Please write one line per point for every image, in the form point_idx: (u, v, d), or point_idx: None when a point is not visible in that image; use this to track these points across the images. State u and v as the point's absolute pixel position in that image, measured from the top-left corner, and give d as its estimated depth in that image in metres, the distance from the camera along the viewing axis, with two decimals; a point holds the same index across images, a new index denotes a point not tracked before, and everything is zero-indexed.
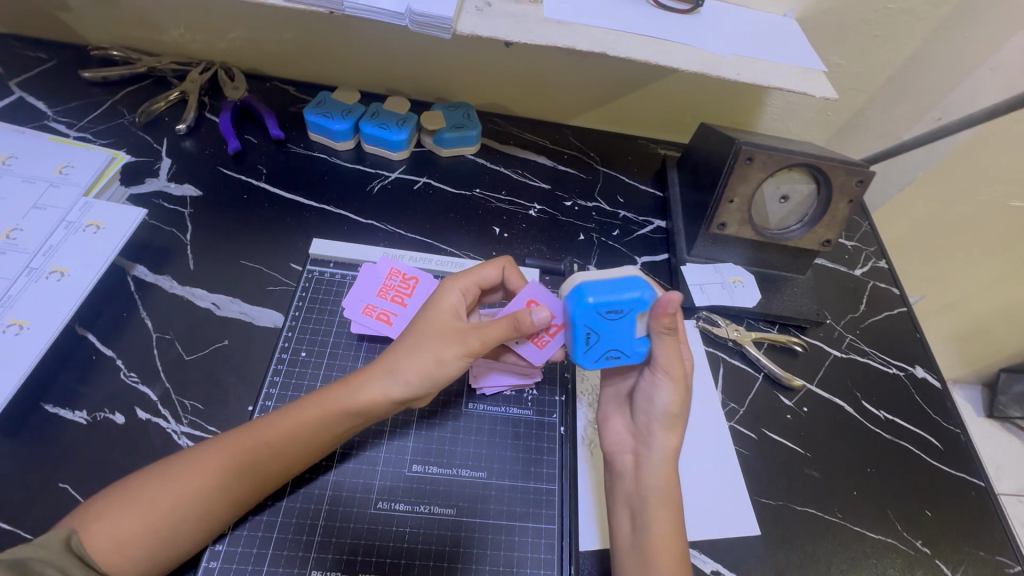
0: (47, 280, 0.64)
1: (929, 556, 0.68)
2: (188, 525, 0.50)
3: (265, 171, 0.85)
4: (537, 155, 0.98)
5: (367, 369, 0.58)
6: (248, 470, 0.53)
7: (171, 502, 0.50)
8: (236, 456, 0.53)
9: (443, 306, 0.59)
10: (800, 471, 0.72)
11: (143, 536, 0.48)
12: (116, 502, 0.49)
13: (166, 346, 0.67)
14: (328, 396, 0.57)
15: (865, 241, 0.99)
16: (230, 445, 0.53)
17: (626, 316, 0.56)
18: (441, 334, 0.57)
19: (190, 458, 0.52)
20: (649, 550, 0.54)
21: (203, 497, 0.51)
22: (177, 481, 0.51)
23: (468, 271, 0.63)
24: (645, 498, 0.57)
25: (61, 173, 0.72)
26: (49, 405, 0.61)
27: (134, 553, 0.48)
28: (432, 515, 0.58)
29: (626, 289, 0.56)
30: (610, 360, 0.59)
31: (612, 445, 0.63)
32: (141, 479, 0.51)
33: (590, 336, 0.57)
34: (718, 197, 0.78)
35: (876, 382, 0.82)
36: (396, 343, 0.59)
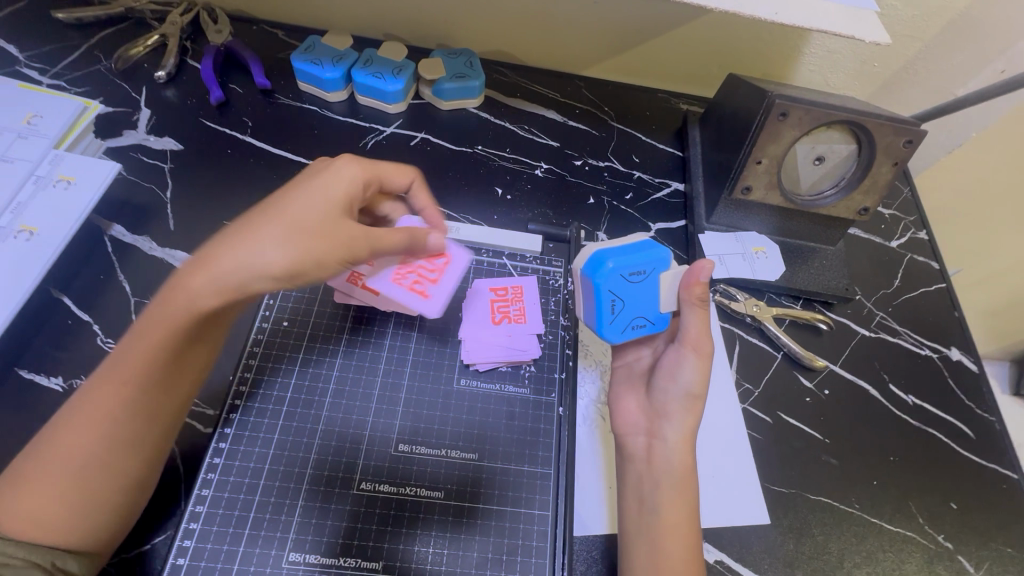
0: (15, 239, 0.60)
1: (952, 551, 0.64)
2: (93, 483, 0.47)
3: (251, 124, 0.79)
4: (546, 109, 0.89)
5: (223, 243, 0.48)
6: (123, 392, 0.47)
7: (66, 467, 0.46)
8: (107, 395, 0.47)
9: (331, 198, 0.52)
10: (816, 458, 0.67)
11: (54, 504, 0.45)
12: (13, 481, 0.46)
13: (145, 311, 0.64)
14: (192, 280, 0.48)
15: (904, 209, 0.90)
16: (98, 391, 0.48)
17: (648, 279, 0.57)
18: (321, 228, 0.50)
19: (69, 416, 0.47)
20: (658, 535, 0.52)
21: (96, 448, 0.47)
22: (61, 445, 0.46)
23: (372, 164, 0.58)
24: (656, 483, 0.55)
25: (29, 124, 0.67)
26: (25, 370, 0.59)
27: (54, 524, 0.45)
28: (413, 497, 0.55)
29: (644, 251, 0.57)
30: (636, 329, 0.59)
31: (624, 425, 0.60)
32: (30, 457, 0.47)
33: (614, 303, 0.57)
34: (744, 158, 0.70)
35: (906, 364, 0.76)
36: (268, 212, 0.50)
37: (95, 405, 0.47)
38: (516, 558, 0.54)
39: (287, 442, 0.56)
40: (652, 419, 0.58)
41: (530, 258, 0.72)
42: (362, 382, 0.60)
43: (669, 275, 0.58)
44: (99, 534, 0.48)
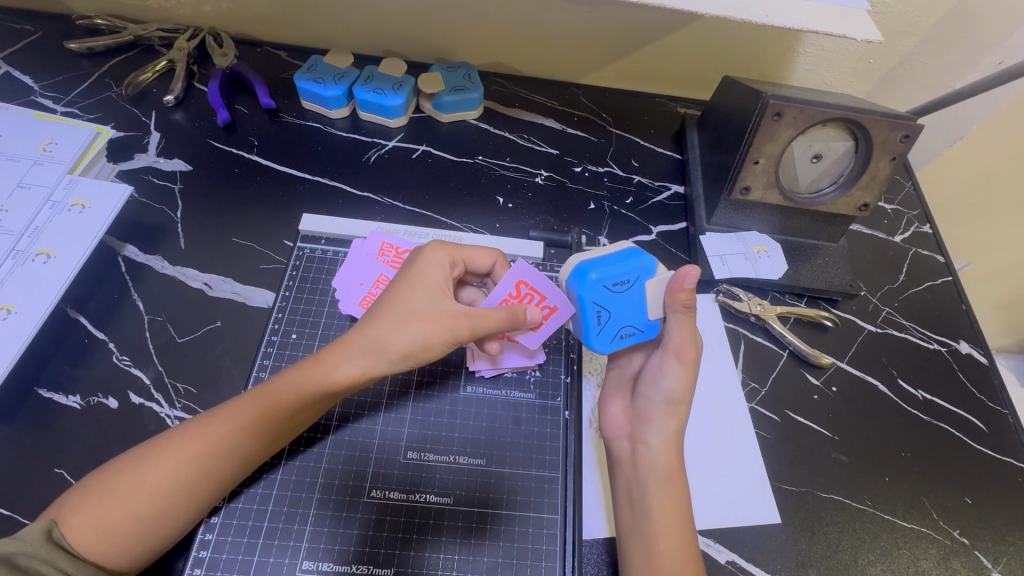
0: (34, 263, 0.62)
1: (968, 546, 0.63)
2: (176, 510, 0.49)
3: (257, 143, 0.81)
4: (545, 118, 0.91)
5: (347, 336, 0.55)
6: (242, 435, 0.51)
7: (154, 489, 0.49)
8: (222, 433, 0.51)
9: (433, 284, 0.55)
10: (825, 455, 0.67)
11: (126, 521, 0.47)
12: (91, 491, 0.48)
13: (158, 328, 0.65)
14: (315, 366, 0.53)
15: (907, 204, 0.90)
16: (206, 429, 0.51)
17: (632, 288, 0.57)
18: (428, 313, 0.53)
19: (173, 442, 0.51)
20: (650, 541, 0.51)
21: (191, 479, 0.50)
22: (155, 469, 0.49)
23: (456, 247, 0.60)
24: (643, 487, 0.55)
25: (44, 150, 0.70)
26: (44, 390, 0.61)
27: (119, 542, 0.47)
28: (421, 504, 0.56)
29: (627, 260, 0.56)
30: (624, 338, 0.59)
31: (610, 429, 0.60)
32: (114, 470, 0.50)
33: (600, 314, 0.57)
34: (741, 158, 0.70)
35: (915, 358, 0.75)
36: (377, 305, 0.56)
37: (202, 437, 0.51)
38: (526, 562, 0.54)
39: (298, 452, 0.57)
40: (636, 423, 0.58)
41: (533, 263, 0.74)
42: (369, 390, 0.61)
43: (655, 282, 0.57)
44: (152, 553, 0.50)
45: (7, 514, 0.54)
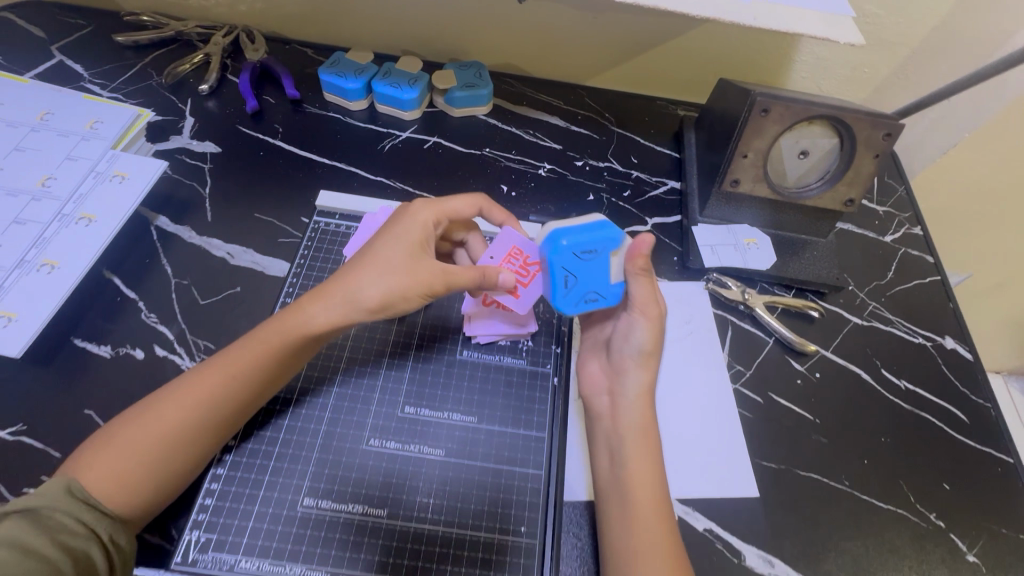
0: (77, 225, 0.68)
1: (944, 529, 0.65)
2: (184, 458, 0.52)
3: (281, 130, 0.88)
4: (551, 116, 0.96)
5: (336, 280, 0.58)
6: (239, 382, 0.54)
7: (158, 439, 0.51)
8: (220, 383, 0.54)
9: (412, 239, 0.59)
10: (806, 436, 0.69)
11: (137, 472, 0.49)
12: (98, 447, 0.50)
13: (184, 290, 0.71)
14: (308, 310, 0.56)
15: (899, 206, 0.93)
16: (201, 380, 0.54)
17: (599, 257, 0.60)
18: (406, 268, 0.57)
19: (174, 393, 0.53)
20: (629, 489, 0.54)
21: (195, 428, 0.52)
22: (156, 420, 0.52)
23: (439, 201, 0.63)
24: (620, 437, 0.57)
25: (92, 128, 0.77)
26: (78, 339, 0.66)
27: (132, 492, 0.49)
28: (416, 454, 0.57)
29: (596, 230, 0.60)
30: (590, 303, 0.61)
31: (589, 387, 0.63)
32: (116, 427, 0.52)
33: (568, 279, 0.60)
34: (731, 152, 0.75)
35: (899, 350, 0.78)
36: (362, 254, 0.59)
37: (202, 388, 0.53)
38: (512, 511, 0.55)
39: (303, 394, 0.60)
40: (613, 377, 0.62)
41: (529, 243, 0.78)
42: (375, 341, 0.64)
43: (618, 253, 0.61)
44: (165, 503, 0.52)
45: (41, 446, 0.59)
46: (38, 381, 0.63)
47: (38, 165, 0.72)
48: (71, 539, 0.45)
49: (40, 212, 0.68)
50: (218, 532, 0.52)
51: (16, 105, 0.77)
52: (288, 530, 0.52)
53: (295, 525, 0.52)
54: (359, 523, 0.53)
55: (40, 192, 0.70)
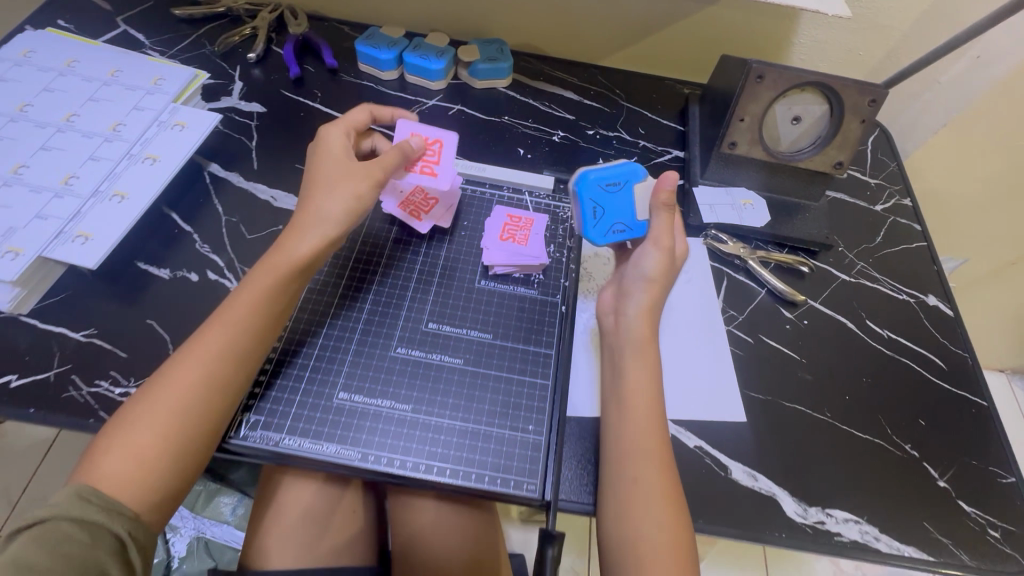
0: (143, 163, 0.77)
1: (918, 459, 0.70)
2: (189, 439, 0.55)
3: (320, 95, 0.97)
4: (565, 90, 1.04)
5: (289, 231, 0.65)
6: (221, 354, 0.57)
7: (160, 435, 0.53)
8: (201, 360, 0.57)
9: (328, 145, 0.70)
10: (792, 373, 0.75)
11: (141, 464, 0.52)
12: (99, 453, 0.52)
13: (233, 226, 0.80)
14: (275, 271, 0.62)
15: (890, 180, 0.99)
16: (188, 371, 0.56)
17: (621, 191, 0.70)
18: (338, 172, 0.67)
19: (159, 386, 0.55)
20: (626, 399, 0.61)
21: (189, 406, 0.55)
22: (155, 417, 0.54)
23: (344, 120, 0.74)
24: (622, 352, 0.64)
25: (156, 84, 0.86)
26: (141, 263, 0.75)
27: (146, 487, 0.52)
28: (437, 361, 0.65)
29: (619, 169, 0.70)
30: (616, 233, 0.69)
31: (602, 307, 0.70)
32: (114, 435, 0.54)
33: (595, 210, 0.69)
34: (729, 116, 0.82)
35: (884, 305, 0.84)
36: (305, 209, 0.66)
37: (185, 373, 0.56)
38: (520, 412, 0.63)
39: (339, 308, 0.68)
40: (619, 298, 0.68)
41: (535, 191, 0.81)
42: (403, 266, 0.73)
43: (642, 186, 0.69)
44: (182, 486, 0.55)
45: (110, 348, 0.68)
46: (107, 295, 0.72)
47: (110, 113, 0.81)
48: (74, 546, 0.47)
49: (111, 151, 0.77)
50: (266, 416, 0.60)
51: (90, 63, 0.87)
52: (326, 416, 0.60)
53: (331, 413, 0.60)
54: (388, 414, 0.61)
55: (111, 135, 0.79)
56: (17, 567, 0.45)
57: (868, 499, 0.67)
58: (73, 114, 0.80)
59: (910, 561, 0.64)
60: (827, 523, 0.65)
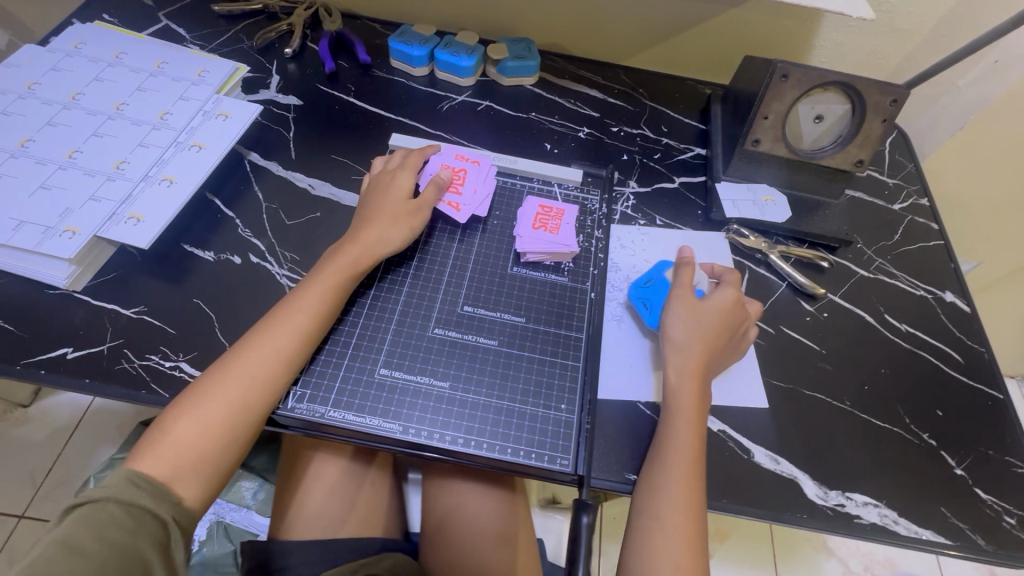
0: (189, 151, 0.81)
1: (935, 447, 0.72)
2: (236, 429, 0.58)
3: (353, 89, 1.00)
4: (590, 89, 1.07)
5: (344, 246, 0.70)
6: (271, 351, 0.61)
7: (212, 424, 0.57)
8: (252, 356, 0.61)
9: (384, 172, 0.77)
10: (813, 363, 0.77)
11: (190, 452, 0.56)
12: (156, 438, 0.56)
13: (273, 212, 0.83)
14: (329, 280, 0.67)
15: (908, 180, 1.01)
16: (243, 364, 0.60)
17: (669, 286, 0.74)
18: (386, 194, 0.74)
19: (212, 380, 0.59)
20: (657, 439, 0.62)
21: (239, 400, 0.59)
22: (208, 408, 0.58)
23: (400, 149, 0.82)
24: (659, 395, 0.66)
25: (200, 76, 0.90)
26: (187, 245, 0.78)
27: (192, 475, 0.56)
28: (473, 342, 0.68)
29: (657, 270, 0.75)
30: None
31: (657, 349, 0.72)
32: (168, 422, 0.57)
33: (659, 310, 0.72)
34: (753, 114, 0.85)
35: (902, 300, 0.86)
36: (360, 228, 0.71)
37: (239, 368, 0.60)
38: (551, 391, 0.66)
39: (380, 290, 0.71)
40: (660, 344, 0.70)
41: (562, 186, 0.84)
42: (439, 252, 0.76)
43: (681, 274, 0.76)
44: (225, 475, 0.59)
45: (159, 324, 0.71)
46: (155, 275, 0.75)
47: (157, 103, 0.85)
48: (118, 531, 0.49)
49: (159, 139, 0.81)
50: (311, 389, 0.63)
51: (137, 55, 0.91)
52: (369, 390, 0.63)
53: (373, 387, 0.64)
54: (427, 390, 0.64)
55: (159, 123, 0.83)
56: (66, 549, 0.47)
57: (888, 485, 0.69)
58: (122, 103, 0.84)
59: (928, 544, 0.66)
60: (847, 506, 0.67)
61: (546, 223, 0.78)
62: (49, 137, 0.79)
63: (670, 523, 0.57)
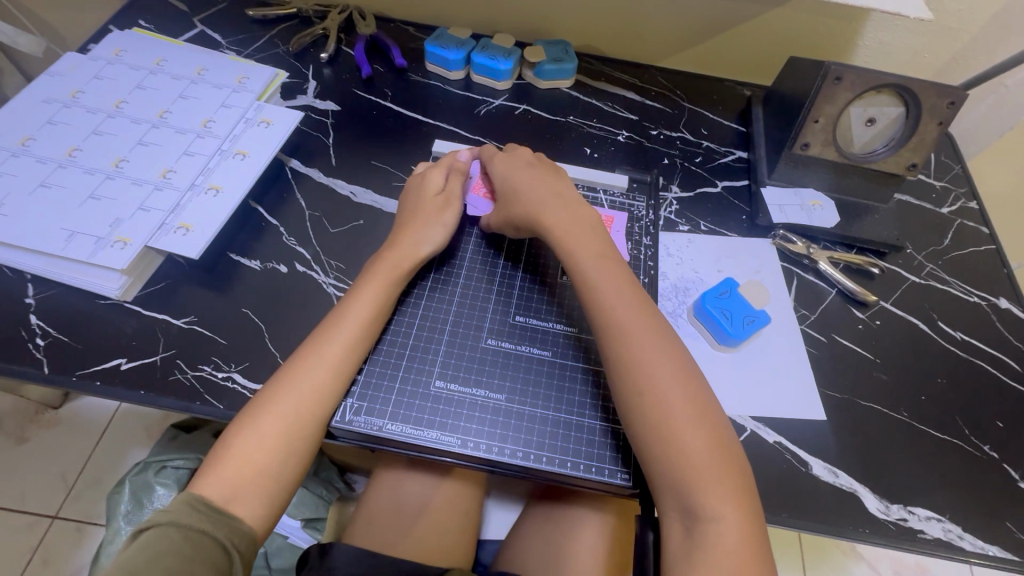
0: (234, 159, 0.80)
1: (998, 460, 0.70)
2: (293, 445, 0.58)
3: (390, 94, 0.99)
4: (626, 91, 1.05)
5: (384, 254, 0.69)
6: (318, 360, 0.61)
7: (268, 441, 0.57)
8: (301, 368, 0.60)
9: (421, 179, 0.76)
10: (867, 373, 0.76)
11: (250, 472, 0.56)
12: (218, 456, 0.57)
13: (316, 220, 0.82)
14: (376, 289, 0.66)
15: (955, 182, 0.99)
16: (294, 380, 0.60)
17: (732, 295, 0.77)
18: (425, 201, 0.74)
19: (265, 395, 0.59)
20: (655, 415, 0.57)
21: (292, 413, 0.58)
22: (264, 425, 0.57)
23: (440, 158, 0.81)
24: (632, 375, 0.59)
25: (240, 82, 0.89)
26: (233, 254, 0.78)
27: (251, 494, 0.55)
28: (528, 353, 0.67)
29: (720, 284, 0.79)
30: (750, 323, 0.74)
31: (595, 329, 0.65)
32: (228, 440, 0.57)
33: (723, 316, 0.75)
34: (803, 117, 0.83)
35: (955, 307, 0.84)
36: (398, 235, 0.71)
37: (291, 382, 0.59)
38: (609, 402, 0.64)
39: (431, 300, 0.70)
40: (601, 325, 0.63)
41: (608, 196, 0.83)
42: (488, 262, 0.75)
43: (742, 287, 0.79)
44: (286, 490, 0.58)
45: (209, 334, 0.71)
46: (202, 284, 0.75)
47: (199, 110, 0.85)
48: (172, 561, 0.48)
49: (203, 147, 0.81)
50: (367, 402, 0.63)
51: (178, 62, 0.91)
52: (426, 403, 0.63)
53: (430, 400, 0.63)
54: (483, 403, 0.63)
55: (202, 131, 0.82)
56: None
57: (950, 498, 0.67)
58: (165, 110, 0.84)
59: (994, 561, 0.64)
60: (910, 520, 0.65)
61: (548, 171, 0.76)
62: (95, 146, 0.79)
63: (687, 441, 0.55)
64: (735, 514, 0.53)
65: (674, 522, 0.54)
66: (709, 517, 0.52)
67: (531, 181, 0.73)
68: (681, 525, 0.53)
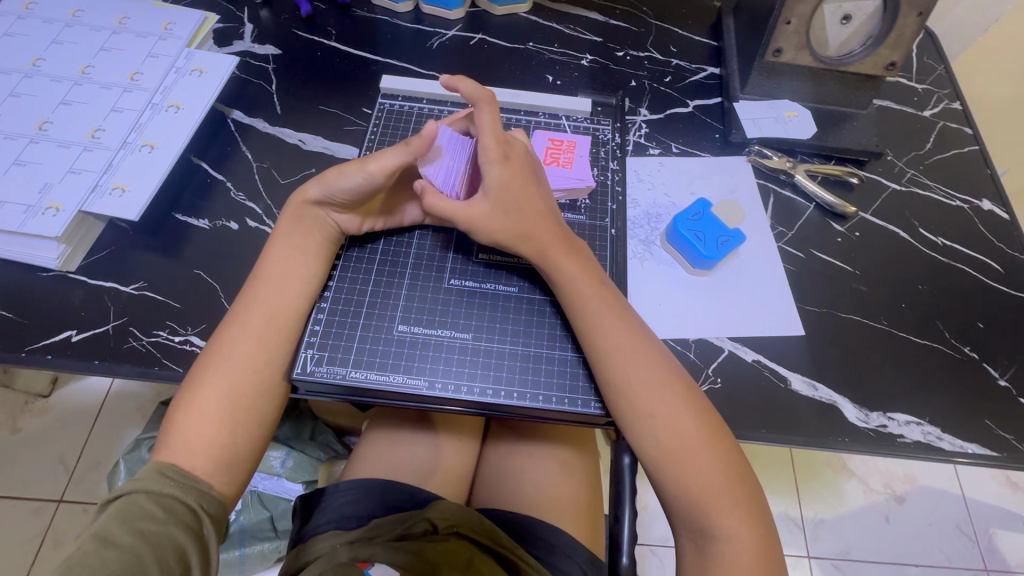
0: (167, 112, 0.75)
1: (977, 360, 0.70)
2: (247, 404, 0.56)
3: (334, 32, 0.92)
4: (589, 11, 0.98)
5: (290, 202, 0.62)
6: (243, 333, 0.57)
7: (218, 403, 0.55)
8: (237, 334, 0.57)
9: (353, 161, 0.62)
10: (846, 285, 0.74)
11: (205, 436, 0.54)
12: (172, 426, 0.55)
13: (265, 172, 0.78)
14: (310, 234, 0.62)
15: (938, 83, 0.94)
16: (239, 340, 0.57)
17: (706, 216, 0.74)
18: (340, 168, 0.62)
19: (194, 374, 0.56)
20: (678, 462, 0.54)
21: (233, 385, 0.56)
22: (211, 389, 0.55)
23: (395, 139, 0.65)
24: (648, 420, 0.55)
25: (166, 29, 0.82)
26: (179, 214, 0.73)
27: (210, 457, 0.54)
28: (492, 291, 0.65)
29: (693, 205, 0.76)
30: (724, 243, 0.71)
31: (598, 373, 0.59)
32: (178, 409, 0.55)
33: (697, 238, 0.72)
34: (774, 20, 0.77)
35: (937, 212, 0.81)
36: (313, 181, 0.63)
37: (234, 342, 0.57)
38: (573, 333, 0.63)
39: (388, 245, 0.67)
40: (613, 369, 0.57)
41: (562, 127, 0.79)
42: None
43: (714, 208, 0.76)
44: (248, 452, 0.56)
45: (161, 299, 0.67)
46: (149, 247, 0.71)
47: (125, 62, 0.78)
48: (149, 523, 0.48)
49: (132, 102, 0.75)
50: (328, 352, 0.60)
51: (95, 12, 0.83)
52: (388, 348, 0.61)
53: (394, 345, 0.61)
54: (450, 343, 0.61)
55: (130, 85, 0.76)
56: (101, 543, 0.46)
57: (931, 401, 0.67)
58: (87, 65, 0.77)
59: (972, 458, 0.64)
60: (889, 426, 0.65)
61: (523, 173, 0.61)
62: (15, 110, 0.73)
63: (699, 474, 0.54)
64: (747, 528, 0.53)
65: (687, 540, 0.55)
66: (721, 534, 0.53)
67: (519, 181, 0.61)
68: (693, 542, 0.55)
